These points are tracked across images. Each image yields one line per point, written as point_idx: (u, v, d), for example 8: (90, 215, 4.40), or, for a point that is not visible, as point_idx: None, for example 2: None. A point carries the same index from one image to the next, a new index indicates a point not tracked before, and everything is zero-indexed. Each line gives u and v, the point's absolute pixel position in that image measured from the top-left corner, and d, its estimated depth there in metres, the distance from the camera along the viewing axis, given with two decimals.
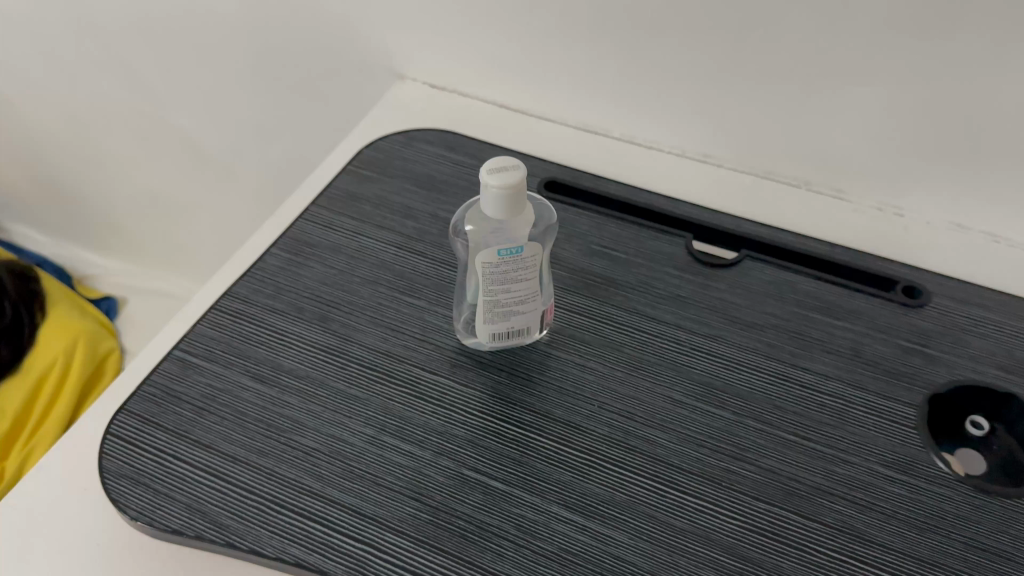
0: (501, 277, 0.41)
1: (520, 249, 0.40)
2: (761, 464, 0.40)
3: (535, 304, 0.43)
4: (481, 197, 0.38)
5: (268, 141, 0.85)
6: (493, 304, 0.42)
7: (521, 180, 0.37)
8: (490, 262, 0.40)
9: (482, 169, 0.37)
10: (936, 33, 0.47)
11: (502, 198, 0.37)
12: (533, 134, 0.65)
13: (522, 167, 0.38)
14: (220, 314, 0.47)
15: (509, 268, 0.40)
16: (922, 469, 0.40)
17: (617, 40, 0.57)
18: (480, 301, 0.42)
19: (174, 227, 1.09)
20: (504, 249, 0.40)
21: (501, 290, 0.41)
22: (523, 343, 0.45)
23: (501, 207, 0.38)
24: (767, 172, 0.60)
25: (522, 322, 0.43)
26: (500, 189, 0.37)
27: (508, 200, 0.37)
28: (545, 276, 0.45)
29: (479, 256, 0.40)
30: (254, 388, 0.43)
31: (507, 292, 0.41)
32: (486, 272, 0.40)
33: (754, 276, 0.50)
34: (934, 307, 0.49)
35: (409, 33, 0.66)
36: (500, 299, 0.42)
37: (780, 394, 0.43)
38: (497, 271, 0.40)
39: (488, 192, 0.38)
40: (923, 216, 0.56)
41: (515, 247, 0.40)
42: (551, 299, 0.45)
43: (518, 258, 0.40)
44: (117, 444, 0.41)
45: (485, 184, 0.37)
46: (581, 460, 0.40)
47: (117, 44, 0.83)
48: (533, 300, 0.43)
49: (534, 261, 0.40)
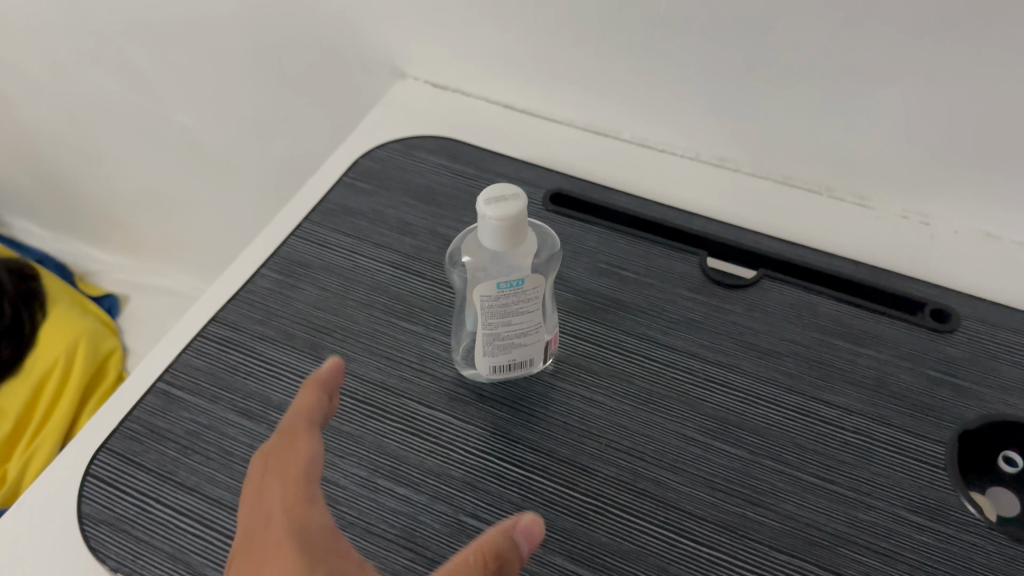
0: (501, 311, 0.38)
1: (521, 282, 0.37)
2: (780, 510, 0.38)
3: (539, 337, 0.40)
4: (478, 227, 0.36)
5: (266, 138, 0.83)
6: (492, 338, 0.39)
7: (521, 211, 0.35)
8: (488, 296, 0.37)
9: (478, 199, 0.35)
10: (973, 30, 0.43)
11: (501, 230, 0.35)
12: (540, 137, 0.62)
13: (522, 196, 0.35)
14: (207, 341, 0.45)
15: (509, 301, 0.37)
16: (951, 515, 0.38)
17: (627, 39, 0.54)
18: (480, 335, 0.39)
19: (173, 224, 1.06)
20: (504, 282, 0.37)
21: (501, 323, 0.38)
22: (527, 374, 0.43)
23: (500, 239, 0.35)
24: (786, 178, 0.57)
25: (526, 354, 0.41)
26: (497, 221, 0.34)
27: (507, 232, 0.35)
28: (547, 304, 0.42)
29: (477, 289, 0.37)
30: (241, 425, 0.41)
31: (508, 326, 0.39)
32: (485, 306, 0.38)
33: (772, 296, 0.47)
34: (964, 331, 0.45)
35: (409, 31, 0.63)
36: (500, 333, 0.39)
37: (799, 430, 0.41)
38: (496, 304, 0.37)
39: (485, 223, 0.35)
40: (951, 224, 0.53)
41: (516, 279, 0.37)
42: (556, 327, 0.43)
43: (520, 291, 0.37)
44: (97, 487, 0.39)
45: (482, 215, 0.35)
46: (586, 506, 0.38)
47: (109, 39, 0.81)
48: (536, 332, 0.40)
49: (536, 294, 0.38)
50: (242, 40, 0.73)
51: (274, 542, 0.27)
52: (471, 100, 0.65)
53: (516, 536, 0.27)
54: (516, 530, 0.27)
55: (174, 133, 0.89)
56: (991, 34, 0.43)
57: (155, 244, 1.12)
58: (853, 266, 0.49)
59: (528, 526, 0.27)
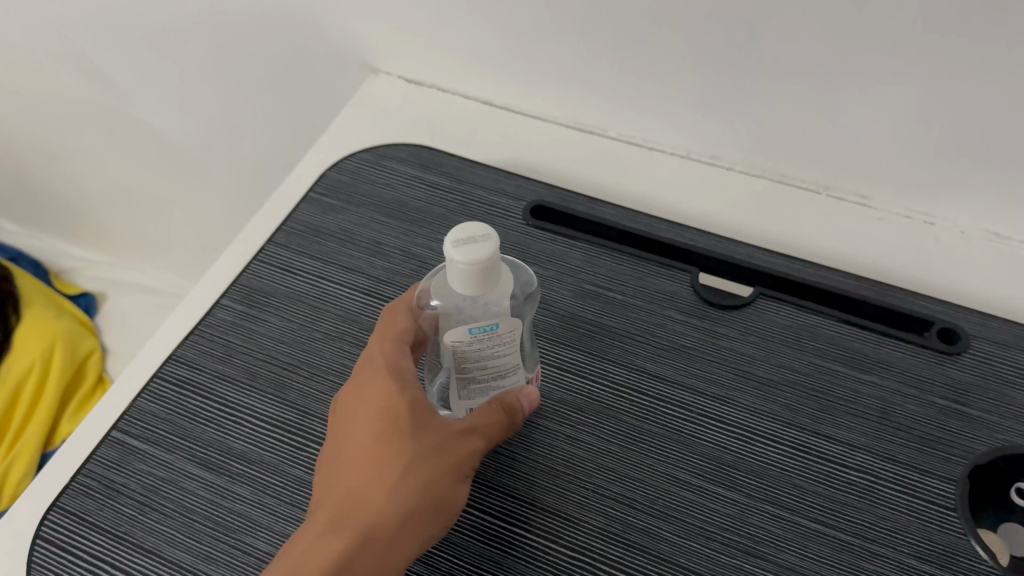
0: (475, 356, 0.35)
1: (495, 326, 0.34)
2: (778, 561, 0.35)
3: (518, 379, 0.37)
4: (447, 270, 0.32)
5: (235, 133, 0.79)
6: (466, 383, 0.36)
7: (494, 253, 0.31)
8: (461, 341, 0.34)
9: (445, 242, 0.31)
10: (983, 23, 0.38)
11: (472, 275, 0.31)
12: (520, 137, 0.58)
13: (494, 236, 0.32)
14: (164, 383, 0.42)
15: (483, 346, 0.35)
16: (961, 562, 0.35)
17: (607, 35, 0.49)
18: (452, 379, 0.36)
19: (147, 219, 1.02)
20: (476, 327, 0.34)
21: (476, 368, 0.36)
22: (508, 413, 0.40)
23: (470, 283, 0.32)
24: (781, 176, 0.52)
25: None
26: (466, 266, 0.31)
27: (477, 277, 0.31)
28: (524, 344, 0.39)
29: (448, 335, 0.34)
30: (200, 478, 0.38)
31: (483, 371, 0.36)
32: (457, 352, 0.35)
33: (768, 317, 0.44)
34: (973, 353, 0.42)
35: (377, 25, 0.58)
36: (475, 378, 0.36)
37: (800, 470, 0.38)
38: (469, 350, 0.35)
39: (454, 266, 0.32)
40: (957, 224, 0.49)
41: (489, 323, 0.34)
42: (535, 368, 0.40)
43: (494, 335, 0.34)
44: (48, 552, 0.37)
45: (450, 259, 0.31)
46: (572, 562, 0.35)
47: (63, 33, 0.76)
48: (515, 373, 0.37)
49: (512, 337, 0.35)
50: (198, 30, 0.68)
51: (373, 371, 0.36)
52: (448, 96, 0.61)
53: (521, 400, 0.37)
54: (520, 394, 0.37)
55: (139, 129, 0.85)
56: (1004, 33, 0.38)
57: (130, 239, 1.08)
58: (854, 281, 0.46)
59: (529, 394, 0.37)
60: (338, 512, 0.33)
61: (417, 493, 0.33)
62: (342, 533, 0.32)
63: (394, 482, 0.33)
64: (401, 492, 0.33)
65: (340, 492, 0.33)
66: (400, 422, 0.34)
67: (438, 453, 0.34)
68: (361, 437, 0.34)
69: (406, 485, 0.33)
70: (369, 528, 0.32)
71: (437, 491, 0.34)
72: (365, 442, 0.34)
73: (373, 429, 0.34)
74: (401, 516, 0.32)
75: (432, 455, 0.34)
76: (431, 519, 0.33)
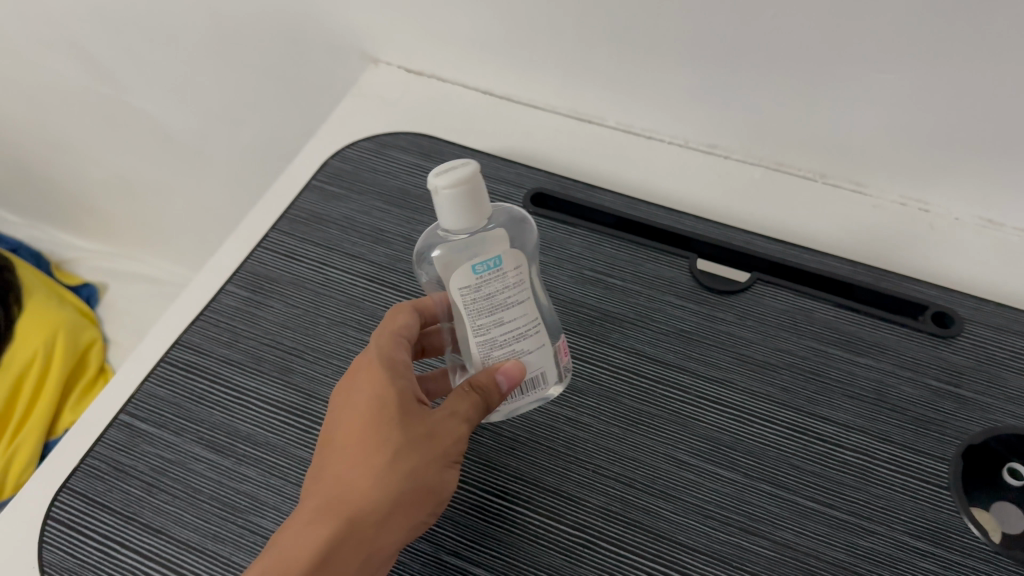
0: (487, 305, 0.34)
1: (499, 261, 0.33)
2: (775, 539, 0.36)
3: (541, 340, 0.35)
4: (436, 207, 0.33)
5: (234, 123, 0.79)
6: (486, 345, 0.34)
7: (476, 173, 0.32)
8: (468, 284, 0.33)
9: (429, 173, 0.32)
10: (979, 10, 0.38)
11: (459, 197, 0.32)
12: (519, 127, 0.58)
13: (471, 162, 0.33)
14: (171, 367, 0.43)
15: (492, 289, 0.33)
16: (954, 539, 0.36)
17: (608, 22, 0.49)
18: (472, 344, 0.35)
19: (148, 209, 1.03)
20: (479, 263, 0.33)
21: (491, 320, 0.34)
22: (543, 394, 0.37)
23: (464, 207, 0.32)
24: (778, 165, 0.53)
25: (533, 367, 0.36)
26: (455, 185, 0.31)
27: (468, 195, 0.32)
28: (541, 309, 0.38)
29: (453, 281, 0.33)
30: (207, 459, 0.39)
31: (500, 327, 0.34)
32: (467, 301, 0.34)
33: (765, 302, 0.45)
34: (967, 337, 0.43)
35: (377, 15, 0.59)
36: (496, 339, 0.34)
37: (797, 450, 0.39)
38: (479, 296, 0.33)
39: (440, 196, 0.32)
40: (951, 211, 0.49)
41: (492, 259, 0.33)
42: (560, 335, 0.38)
43: (499, 273, 0.33)
44: (58, 532, 0.38)
45: (438, 187, 0.32)
46: (573, 540, 0.36)
47: (63, 24, 0.77)
48: (535, 326, 0.35)
49: (520, 274, 0.34)
50: (197, 20, 0.68)
51: (366, 361, 0.36)
52: (448, 86, 0.62)
53: (498, 376, 0.35)
54: (497, 370, 0.35)
55: (139, 119, 0.86)
56: (1000, 20, 0.38)
57: (131, 229, 1.09)
58: (850, 266, 0.47)
59: (509, 370, 0.34)
60: (323, 502, 0.33)
61: (402, 482, 0.33)
62: (325, 523, 0.32)
63: (379, 472, 0.33)
64: (385, 481, 0.33)
65: (327, 481, 0.33)
66: (388, 411, 0.34)
67: (427, 442, 0.34)
68: (350, 426, 0.34)
69: (392, 474, 0.33)
70: (353, 519, 0.32)
71: (423, 479, 0.34)
72: (355, 430, 0.34)
73: (362, 419, 0.34)
74: (384, 506, 0.33)
75: (419, 444, 0.34)
76: (417, 507, 0.34)
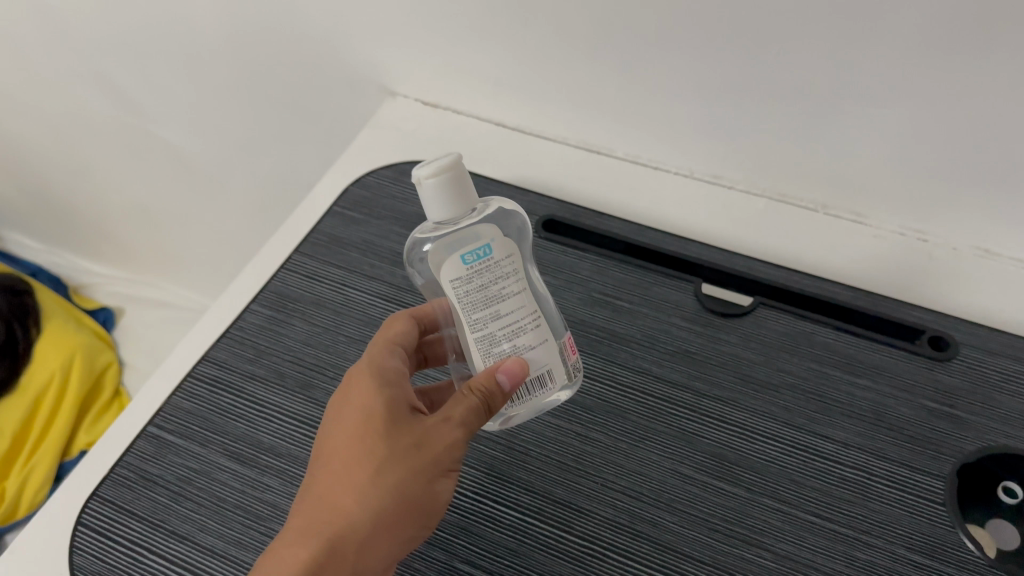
0: (481, 296, 0.35)
1: (489, 250, 0.35)
2: (776, 550, 0.37)
3: (542, 334, 0.36)
4: (423, 199, 0.35)
5: (255, 154, 0.82)
6: (486, 339, 0.36)
7: (458, 164, 0.35)
8: (459, 275, 0.35)
9: (414, 166, 0.35)
10: (971, 50, 0.40)
11: (443, 185, 0.34)
12: (531, 157, 0.61)
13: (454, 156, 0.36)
14: (197, 382, 0.45)
15: (485, 279, 0.35)
16: (950, 553, 0.37)
17: (619, 57, 0.52)
18: (473, 339, 0.36)
19: (166, 236, 1.05)
20: (469, 254, 0.35)
21: (487, 313, 0.35)
22: (553, 394, 0.38)
23: (448, 194, 0.34)
24: (781, 195, 0.55)
25: (538, 364, 0.36)
26: (437, 173, 0.34)
27: (450, 183, 0.34)
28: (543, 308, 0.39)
29: (446, 274, 0.35)
30: (231, 469, 0.41)
31: (498, 320, 0.35)
32: (461, 294, 0.35)
33: (767, 325, 0.47)
34: (962, 360, 0.45)
35: (396, 51, 0.61)
36: (495, 333, 0.36)
37: (797, 466, 0.40)
38: (472, 287, 0.35)
39: (426, 186, 0.35)
40: (950, 241, 0.50)
41: (481, 248, 0.35)
42: (566, 334, 0.39)
43: (490, 262, 0.35)
44: (89, 538, 0.39)
45: (422, 177, 0.34)
46: (582, 550, 0.38)
47: (94, 56, 0.80)
48: (533, 319, 0.36)
49: (510, 263, 0.35)
50: (223, 54, 0.71)
51: (358, 376, 0.37)
52: (462, 118, 0.64)
53: (498, 376, 0.35)
54: (499, 369, 0.35)
55: (161, 148, 0.88)
56: (990, 60, 0.40)
57: (147, 256, 1.12)
58: (850, 292, 0.49)
59: (510, 368, 0.35)
60: (312, 518, 0.34)
61: (387, 494, 0.34)
62: (312, 538, 0.33)
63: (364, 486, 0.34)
64: (371, 495, 0.33)
65: (316, 498, 0.34)
66: (375, 424, 0.35)
67: (416, 451, 0.34)
68: (340, 441, 0.35)
69: (377, 487, 0.34)
70: (338, 534, 0.33)
71: (412, 489, 0.34)
72: (346, 443, 0.35)
73: (350, 434, 0.35)
74: (370, 519, 0.33)
75: (407, 455, 0.34)
76: (406, 519, 0.34)
